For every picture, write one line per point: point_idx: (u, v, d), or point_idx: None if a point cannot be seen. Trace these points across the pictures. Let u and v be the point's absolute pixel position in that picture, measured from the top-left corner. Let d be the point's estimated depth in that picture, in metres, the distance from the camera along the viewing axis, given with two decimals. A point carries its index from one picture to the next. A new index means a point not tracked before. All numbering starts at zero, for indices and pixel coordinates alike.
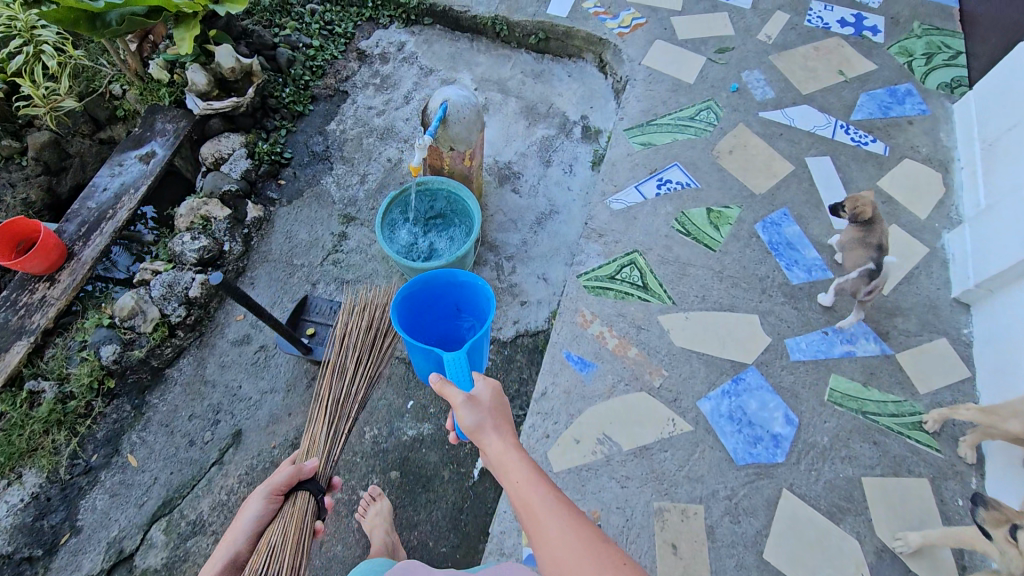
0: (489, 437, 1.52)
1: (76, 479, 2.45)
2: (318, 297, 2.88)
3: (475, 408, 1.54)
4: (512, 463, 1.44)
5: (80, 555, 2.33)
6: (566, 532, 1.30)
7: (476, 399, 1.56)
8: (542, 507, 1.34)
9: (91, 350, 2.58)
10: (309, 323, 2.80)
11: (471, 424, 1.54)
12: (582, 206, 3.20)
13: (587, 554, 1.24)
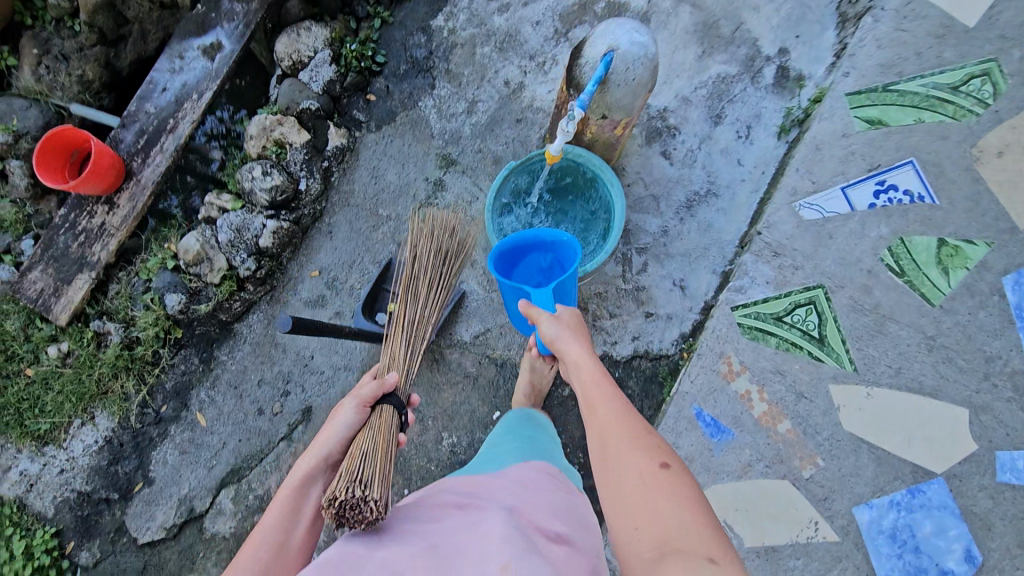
0: (567, 343, 1.58)
1: (147, 428, 2.32)
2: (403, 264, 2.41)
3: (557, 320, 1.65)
4: (583, 364, 1.50)
5: (154, 506, 2.28)
6: (620, 422, 1.32)
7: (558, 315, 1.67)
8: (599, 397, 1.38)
9: (156, 296, 2.29)
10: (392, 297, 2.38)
11: (552, 333, 1.61)
12: (750, 191, 2.40)
13: (632, 442, 1.26)
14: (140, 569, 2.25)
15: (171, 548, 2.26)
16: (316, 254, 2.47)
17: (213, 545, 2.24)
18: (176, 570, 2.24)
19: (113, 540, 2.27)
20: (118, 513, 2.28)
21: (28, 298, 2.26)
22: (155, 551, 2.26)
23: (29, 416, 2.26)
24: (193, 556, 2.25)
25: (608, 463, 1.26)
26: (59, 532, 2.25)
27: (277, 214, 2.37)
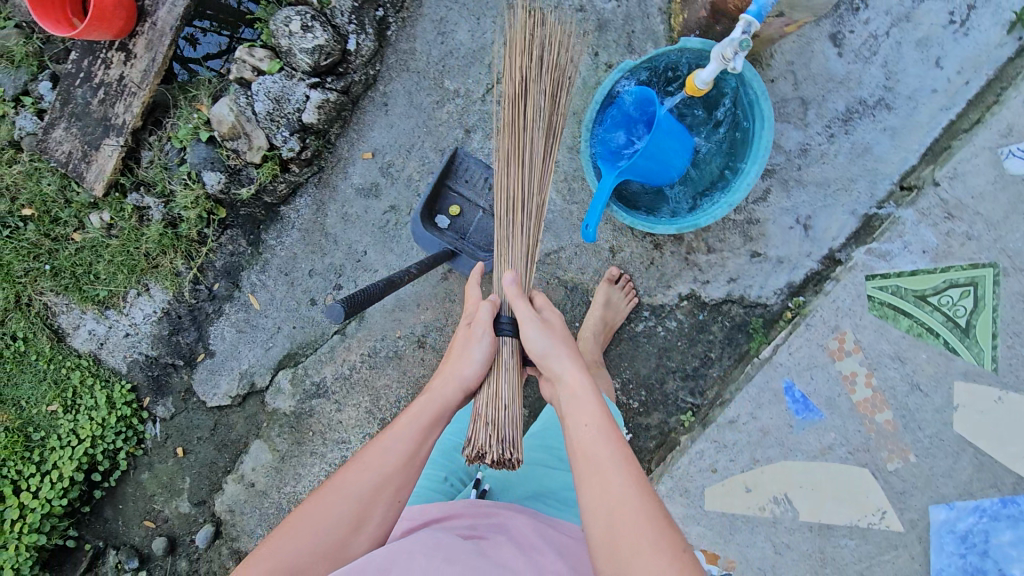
0: (559, 358, 1.25)
1: (202, 305, 2.28)
2: (469, 158, 1.98)
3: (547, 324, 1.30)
4: (585, 399, 1.17)
5: (216, 376, 2.36)
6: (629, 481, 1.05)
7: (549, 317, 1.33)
8: (605, 449, 1.09)
9: (193, 171, 2.05)
10: (454, 198, 1.99)
11: (539, 349, 1.27)
12: (934, 111, 1.79)
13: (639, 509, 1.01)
14: (213, 426, 2.42)
15: (236, 414, 2.39)
16: (369, 132, 2.09)
17: (275, 418, 2.35)
18: (244, 432, 2.40)
19: (184, 399, 2.41)
20: (185, 377, 2.38)
21: (56, 160, 2.06)
22: (224, 413, 2.40)
23: (87, 280, 2.27)
24: (259, 423, 2.38)
25: (617, 535, 0.99)
26: (136, 386, 2.41)
27: (322, 82, 1.96)
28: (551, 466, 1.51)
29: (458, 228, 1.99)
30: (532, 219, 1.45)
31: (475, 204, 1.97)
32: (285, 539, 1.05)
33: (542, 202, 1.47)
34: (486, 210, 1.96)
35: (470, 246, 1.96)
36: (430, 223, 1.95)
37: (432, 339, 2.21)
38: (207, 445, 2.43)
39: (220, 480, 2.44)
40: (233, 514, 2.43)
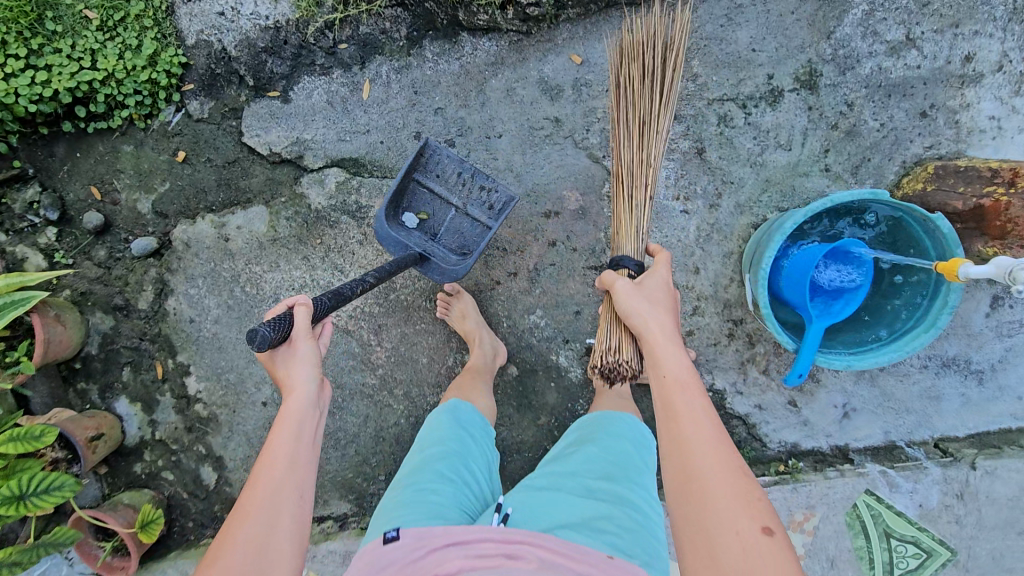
0: (654, 315, 1.39)
1: (314, 52, 2.03)
2: (441, 152, 1.86)
3: (635, 291, 1.44)
4: (671, 363, 1.30)
5: (270, 122, 2.11)
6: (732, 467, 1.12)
7: (643, 284, 1.47)
8: (688, 416, 1.20)
9: None
10: (427, 189, 1.91)
11: (636, 315, 1.41)
12: (1012, 414, 1.88)
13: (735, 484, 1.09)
14: (230, 161, 2.18)
15: (260, 170, 2.17)
16: (594, 40, 1.90)
17: (296, 202, 2.16)
18: (256, 190, 2.19)
19: (222, 117, 2.15)
20: (241, 98, 2.12)
21: None
22: (250, 158, 2.17)
23: None
24: (275, 194, 2.17)
25: (697, 495, 1.09)
26: (189, 66, 2.11)
27: None
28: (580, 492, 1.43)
29: (426, 228, 1.93)
30: (641, 182, 1.59)
31: (447, 199, 1.92)
32: (211, 570, 1.05)
33: (649, 155, 1.60)
34: (458, 208, 1.93)
35: (441, 248, 1.92)
36: (398, 220, 1.89)
37: (489, 252, 2.08)
38: (210, 172, 2.21)
39: (197, 210, 2.24)
40: (187, 248, 2.25)
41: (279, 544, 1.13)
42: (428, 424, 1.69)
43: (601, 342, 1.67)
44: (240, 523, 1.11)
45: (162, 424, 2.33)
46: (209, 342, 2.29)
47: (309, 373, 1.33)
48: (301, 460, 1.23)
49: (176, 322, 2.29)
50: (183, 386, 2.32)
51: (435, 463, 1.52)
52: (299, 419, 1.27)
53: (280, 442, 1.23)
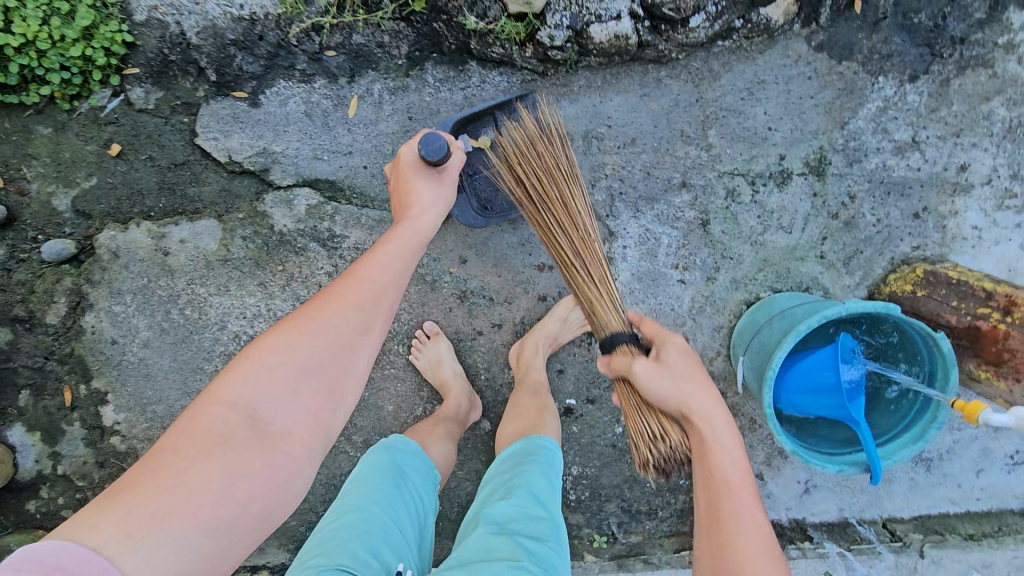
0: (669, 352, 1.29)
1: (296, 56, 1.76)
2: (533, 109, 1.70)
3: (661, 373, 1.25)
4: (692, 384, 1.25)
5: (231, 126, 1.82)
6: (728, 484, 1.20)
7: (666, 362, 1.27)
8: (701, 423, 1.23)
9: None
10: (490, 136, 1.74)
11: (671, 405, 1.26)
12: (952, 501, 2.01)
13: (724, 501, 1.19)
14: (177, 163, 1.87)
15: (214, 178, 1.87)
16: (612, 92, 1.76)
17: (256, 220, 1.88)
18: (207, 200, 1.89)
19: (172, 111, 1.83)
20: (199, 93, 1.81)
21: None
22: (203, 163, 1.86)
23: None
24: (232, 208, 1.89)
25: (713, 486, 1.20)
26: (133, 46, 1.75)
27: (640, 24, 1.61)
28: (501, 552, 1.30)
29: (472, 161, 1.76)
30: (581, 242, 1.46)
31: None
32: (258, 386, 0.97)
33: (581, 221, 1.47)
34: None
35: (470, 187, 1.77)
36: (456, 128, 1.69)
37: (474, 300, 1.93)
38: (150, 173, 1.87)
39: (131, 214, 1.90)
40: (114, 257, 1.91)
41: (354, 359, 1.05)
42: (362, 469, 1.53)
43: (633, 423, 1.38)
44: (334, 319, 1.03)
45: (66, 458, 1.99)
46: (134, 368, 1.97)
47: (437, 198, 1.31)
48: (396, 282, 1.13)
49: (94, 342, 1.95)
50: (96, 415, 1.99)
51: (352, 543, 1.34)
52: (412, 248, 1.18)
53: (388, 261, 1.13)
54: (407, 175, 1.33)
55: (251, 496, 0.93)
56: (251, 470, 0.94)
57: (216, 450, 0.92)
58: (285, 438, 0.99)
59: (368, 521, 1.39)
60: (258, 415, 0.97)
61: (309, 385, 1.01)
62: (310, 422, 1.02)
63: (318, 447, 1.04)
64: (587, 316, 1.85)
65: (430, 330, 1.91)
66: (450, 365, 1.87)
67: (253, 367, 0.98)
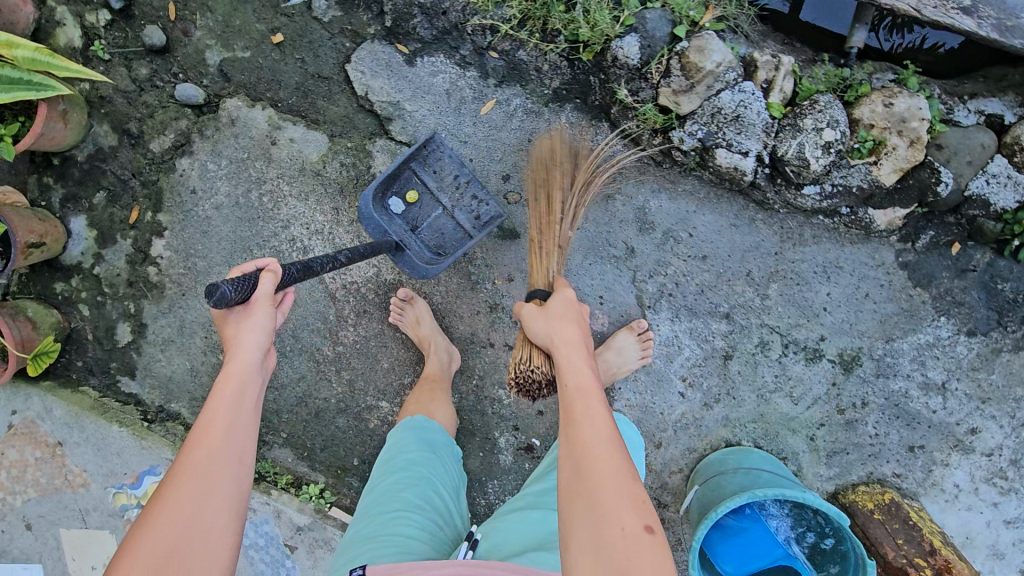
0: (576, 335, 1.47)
1: (464, 42, 1.90)
2: (443, 150, 1.88)
3: (540, 316, 1.55)
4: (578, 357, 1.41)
5: (381, 69, 1.98)
6: (566, 342, 1.45)
7: (547, 307, 1.57)
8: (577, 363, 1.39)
9: (632, 20, 1.67)
10: (416, 184, 1.92)
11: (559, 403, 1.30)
12: None
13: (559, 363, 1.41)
14: (321, 75, 2.04)
15: (343, 104, 2.04)
16: (708, 208, 1.88)
17: (359, 155, 2.05)
18: (329, 118, 2.06)
19: (340, 32, 2.00)
20: (369, 29, 1.97)
21: None
22: (341, 86, 2.03)
23: None
24: (345, 135, 2.06)
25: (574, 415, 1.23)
26: None
27: (762, 168, 1.70)
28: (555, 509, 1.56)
29: (410, 215, 1.93)
30: (557, 233, 1.72)
31: (435, 197, 1.93)
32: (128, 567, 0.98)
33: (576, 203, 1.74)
34: (446, 209, 1.94)
35: (417, 242, 1.93)
36: (383, 202, 1.90)
37: (500, 315, 2.06)
38: (295, 72, 2.05)
39: (262, 97, 2.08)
40: (231, 124, 2.10)
41: (211, 509, 1.06)
42: (396, 439, 1.74)
43: (514, 357, 1.74)
44: (181, 490, 1.05)
45: (106, 263, 2.20)
46: (197, 222, 2.16)
47: (259, 335, 1.29)
48: (233, 426, 1.16)
49: (177, 183, 2.14)
50: (147, 243, 2.19)
51: (404, 491, 1.55)
52: (239, 386, 1.21)
53: (224, 407, 1.17)
54: (222, 320, 1.32)
55: None
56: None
57: None
58: None
59: (415, 475, 1.61)
60: None
61: (167, 559, 0.98)
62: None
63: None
64: (628, 351, 1.89)
65: (404, 296, 2.04)
66: (426, 325, 2.01)
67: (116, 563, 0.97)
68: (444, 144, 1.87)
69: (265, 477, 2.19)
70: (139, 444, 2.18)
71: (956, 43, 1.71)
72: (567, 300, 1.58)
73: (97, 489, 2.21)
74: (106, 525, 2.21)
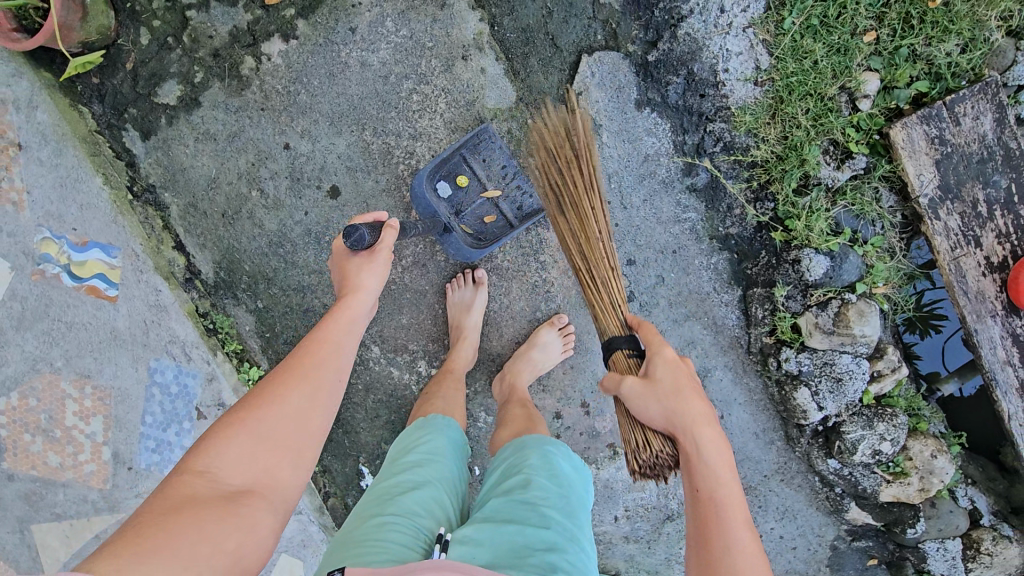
0: (690, 405, 1.25)
1: (695, 132, 1.80)
2: (496, 143, 1.80)
3: (647, 393, 1.29)
4: (688, 408, 1.25)
5: (611, 87, 1.83)
6: (687, 421, 1.24)
7: (654, 378, 1.30)
8: (698, 438, 1.22)
9: (831, 248, 1.74)
10: (467, 171, 1.83)
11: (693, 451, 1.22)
12: None
13: (685, 437, 1.24)
14: (555, 42, 1.84)
15: (553, 80, 1.86)
16: (751, 410, 1.94)
17: (527, 136, 1.89)
18: (529, 82, 1.87)
19: (602, 22, 1.81)
20: (630, 44, 1.80)
21: (958, 58, 1.59)
22: (564, 66, 1.85)
23: (807, 7, 1.64)
24: (531, 108, 1.88)
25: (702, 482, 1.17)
26: None
27: (817, 425, 1.88)
28: (520, 522, 1.18)
29: (455, 200, 1.85)
30: (598, 265, 1.54)
31: (481, 187, 1.84)
32: (225, 449, 1.05)
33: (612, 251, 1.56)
34: (489, 201, 1.86)
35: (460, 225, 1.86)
36: (430, 184, 1.82)
37: None
38: (535, 15, 1.83)
39: (485, 8, 1.84)
40: (439, 8, 1.85)
41: (309, 427, 1.13)
42: (405, 441, 1.44)
43: (627, 438, 1.47)
44: (290, 399, 1.13)
45: (207, 18, 1.86)
46: (331, 60, 1.88)
47: (379, 282, 1.36)
48: (343, 360, 1.25)
49: (344, 11, 1.85)
50: (267, 35, 1.87)
51: (399, 495, 1.23)
52: (354, 321, 1.31)
53: (335, 335, 1.26)
54: (346, 257, 1.37)
55: (220, 542, 0.93)
56: (214, 526, 0.94)
57: (186, 508, 0.94)
58: (245, 494, 1.02)
59: (412, 480, 1.28)
60: (220, 479, 1.02)
61: (262, 452, 1.07)
62: (273, 481, 1.07)
63: (278, 510, 1.06)
64: (550, 348, 1.91)
65: (476, 277, 1.95)
66: (474, 314, 1.91)
67: (216, 440, 1.06)
68: (498, 136, 1.80)
69: (217, 331, 2.01)
70: (113, 216, 1.91)
71: (969, 392, 1.92)
72: (671, 363, 1.32)
73: (27, 220, 1.88)
74: (11, 260, 1.90)
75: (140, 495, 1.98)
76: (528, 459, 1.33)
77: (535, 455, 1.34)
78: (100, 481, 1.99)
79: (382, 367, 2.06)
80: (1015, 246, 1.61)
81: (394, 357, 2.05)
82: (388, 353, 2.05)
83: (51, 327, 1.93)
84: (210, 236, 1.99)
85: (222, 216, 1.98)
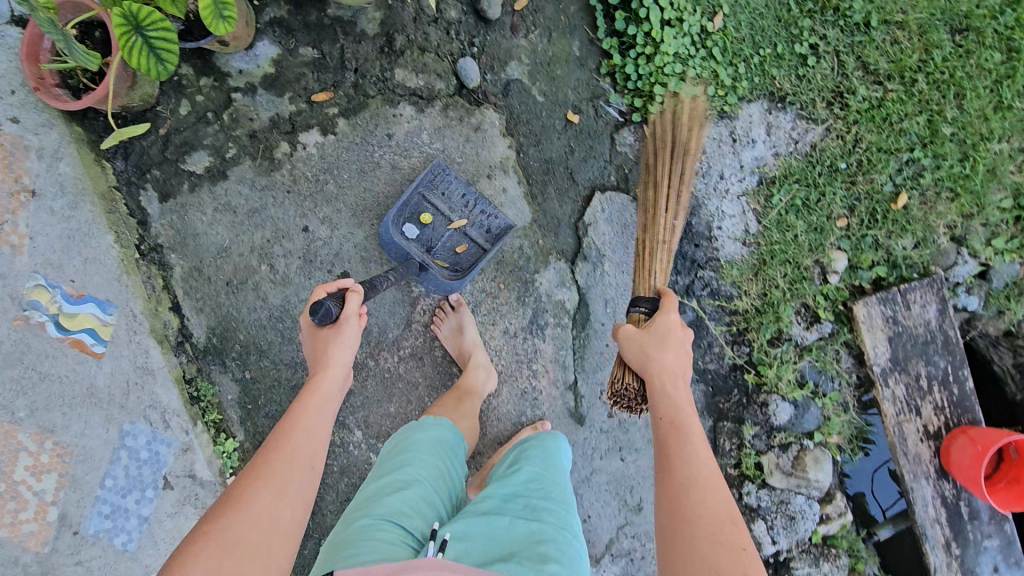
0: (665, 352, 1.42)
1: (687, 274, 1.97)
2: (450, 175, 1.90)
3: (634, 335, 1.49)
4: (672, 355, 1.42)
5: (617, 224, 2.04)
6: (666, 370, 1.39)
7: (647, 324, 1.50)
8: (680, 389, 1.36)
9: (794, 397, 1.94)
10: (431, 209, 1.91)
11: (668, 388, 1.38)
12: None
13: (656, 383, 1.39)
14: (572, 176, 2.04)
15: (566, 209, 2.04)
16: None
17: (536, 253, 2.04)
18: (544, 206, 2.04)
19: (616, 166, 2.04)
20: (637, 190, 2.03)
21: (912, 254, 1.88)
22: (577, 198, 2.04)
23: (793, 188, 1.91)
24: (543, 230, 2.04)
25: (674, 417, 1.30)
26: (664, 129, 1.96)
27: (769, 557, 1.97)
28: (507, 531, 1.25)
29: (425, 240, 1.91)
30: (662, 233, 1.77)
31: (446, 220, 1.92)
32: (193, 563, 1.03)
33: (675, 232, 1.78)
34: (456, 233, 1.93)
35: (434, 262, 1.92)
36: (397, 229, 1.87)
37: None
38: (559, 150, 2.02)
39: (515, 136, 2.02)
40: (473, 130, 2.01)
41: (281, 522, 1.13)
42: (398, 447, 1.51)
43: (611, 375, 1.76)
44: (258, 499, 1.13)
45: (252, 102, 1.95)
46: (363, 158, 1.99)
47: (346, 357, 1.42)
48: (311, 449, 1.27)
49: (385, 118, 1.99)
50: (306, 126, 1.97)
51: (389, 496, 1.29)
52: (322, 407, 1.34)
53: (302, 422, 1.30)
54: (315, 336, 1.43)
55: None
56: None
57: None
58: None
59: (404, 481, 1.35)
60: None
61: (232, 558, 1.05)
62: None
63: None
64: None
65: (453, 302, 2.01)
66: (469, 334, 1.96)
67: (184, 557, 1.03)
68: (449, 168, 1.90)
69: (200, 400, 2.00)
70: (117, 274, 1.90)
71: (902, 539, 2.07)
72: (673, 320, 1.50)
73: (22, 265, 1.80)
74: None
75: (82, 563, 1.83)
76: (519, 481, 1.40)
77: (523, 478, 1.41)
78: (38, 544, 1.80)
79: (362, 453, 2.07)
80: (948, 419, 1.85)
81: (375, 444, 2.06)
82: (370, 440, 2.06)
83: (22, 375, 1.80)
84: (210, 303, 2.00)
85: (227, 285, 2.00)
